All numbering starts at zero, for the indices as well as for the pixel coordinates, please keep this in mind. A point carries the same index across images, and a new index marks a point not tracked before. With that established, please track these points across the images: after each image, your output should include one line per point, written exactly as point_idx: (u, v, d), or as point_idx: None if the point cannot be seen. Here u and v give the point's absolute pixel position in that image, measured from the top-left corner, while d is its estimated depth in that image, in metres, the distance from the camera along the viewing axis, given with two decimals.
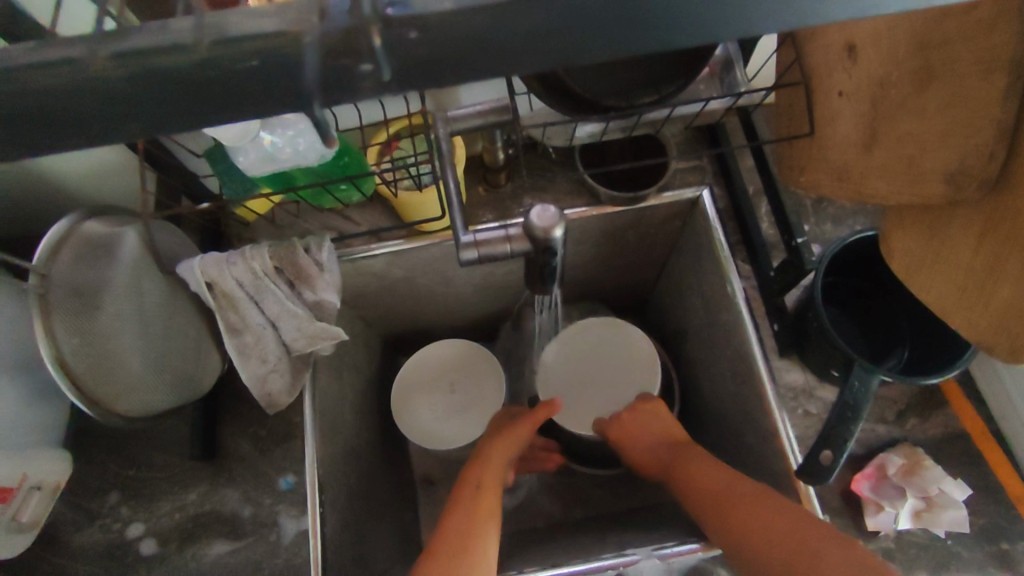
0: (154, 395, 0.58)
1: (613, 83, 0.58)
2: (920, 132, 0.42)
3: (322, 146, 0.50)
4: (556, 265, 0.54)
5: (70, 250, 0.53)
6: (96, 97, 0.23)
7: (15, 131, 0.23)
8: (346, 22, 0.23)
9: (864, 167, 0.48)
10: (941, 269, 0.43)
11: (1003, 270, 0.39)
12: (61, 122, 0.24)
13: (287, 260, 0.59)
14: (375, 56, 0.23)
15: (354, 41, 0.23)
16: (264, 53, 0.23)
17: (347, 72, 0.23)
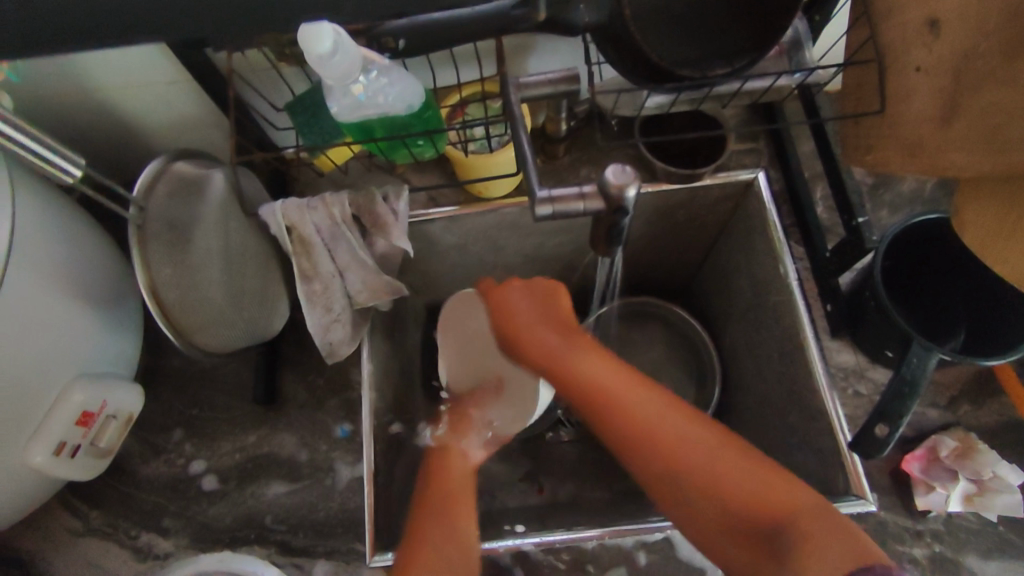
0: (229, 331, 0.61)
1: (688, 53, 0.59)
2: (1006, 102, 0.44)
3: (410, 96, 0.53)
4: (624, 225, 0.56)
5: (167, 187, 0.57)
6: None
7: None
8: None
9: (940, 141, 0.49)
10: (1019, 239, 0.44)
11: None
12: None
13: (365, 208, 0.61)
14: None
15: None
16: None
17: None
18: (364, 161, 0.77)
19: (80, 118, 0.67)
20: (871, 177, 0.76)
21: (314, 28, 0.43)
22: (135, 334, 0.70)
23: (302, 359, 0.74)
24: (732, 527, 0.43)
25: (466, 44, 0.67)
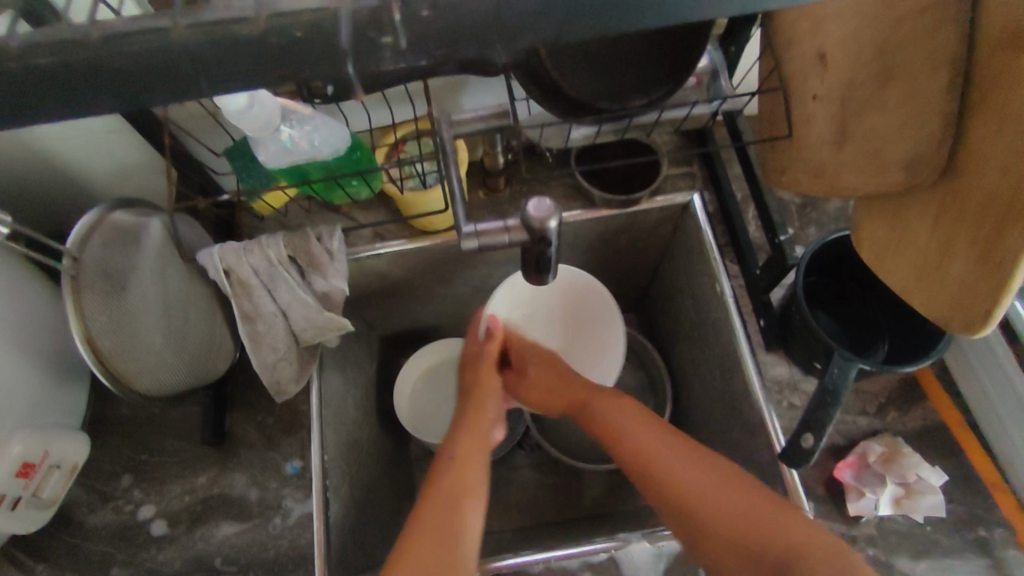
0: (169, 375, 0.61)
1: (606, 87, 0.61)
2: (882, 127, 0.46)
3: (335, 139, 0.55)
4: (551, 254, 0.58)
5: (101, 237, 0.57)
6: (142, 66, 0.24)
7: (68, 97, 0.25)
8: (374, 1, 0.24)
9: (836, 163, 0.51)
10: (904, 253, 0.47)
11: (953, 243, 0.42)
12: (101, 88, 0.25)
13: (300, 249, 0.64)
14: (395, 30, 0.24)
15: (379, 17, 0.24)
16: (307, 24, 0.24)
17: (372, 44, 0.25)
18: (309, 200, 0.79)
19: (24, 181, 0.67)
20: (798, 197, 0.80)
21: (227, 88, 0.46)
22: (79, 381, 0.70)
23: (252, 398, 0.75)
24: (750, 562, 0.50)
25: (397, 87, 0.70)
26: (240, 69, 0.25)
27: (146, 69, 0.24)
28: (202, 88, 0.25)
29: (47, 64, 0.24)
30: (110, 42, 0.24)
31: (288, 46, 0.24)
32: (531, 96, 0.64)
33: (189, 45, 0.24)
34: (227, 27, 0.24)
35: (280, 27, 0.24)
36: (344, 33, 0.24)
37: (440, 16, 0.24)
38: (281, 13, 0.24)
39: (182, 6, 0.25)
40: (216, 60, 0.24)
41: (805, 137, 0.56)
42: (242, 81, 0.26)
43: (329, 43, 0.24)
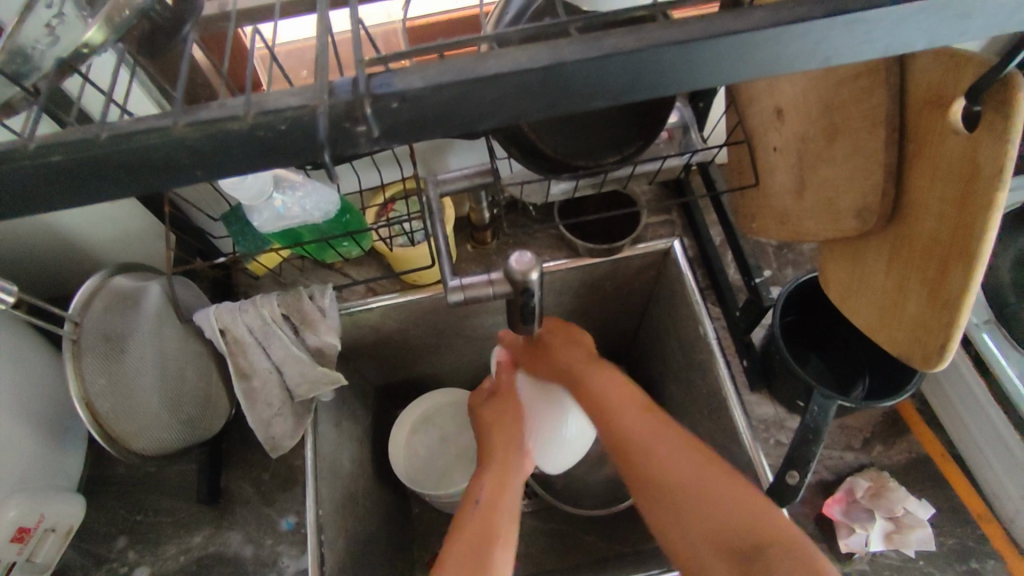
0: (166, 435, 0.63)
1: (580, 145, 0.65)
2: (833, 178, 0.49)
3: (325, 203, 0.58)
4: (535, 304, 0.61)
5: (102, 302, 0.59)
6: (146, 159, 0.27)
7: (80, 185, 0.28)
8: (350, 96, 0.27)
9: (798, 211, 0.55)
10: (866, 293, 0.50)
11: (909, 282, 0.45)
12: (111, 178, 0.28)
13: (294, 308, 0.67)
14: (368, 120, 0.27)
15: (356, 109, 0.27)
16: (290, 119, 0.27)
17: (348, 133, 0.28)
18: (303, 258, 0.82)
19: (31, 256, 0.70)
20: (773, 239, 0.83)
21: None
22: (76, 444, 0.71)
23: (248, 455, 0.76)
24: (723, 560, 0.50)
25: (385, 150, 0.74)
26: (231, 157, 0.28)
27: (151, 161, 0.28)
28: (201, 174, 0.29)
29: (63, 161, 0.27)
30: (118, 139, 0.27)
31: (273, 136, 0.27)
32: (511, 155, 0.68)
33: (191, 141, 0.27)
34: (219, 124, 0.27)
35: (268, 123, 0.27)
36: (323, 125, 0.27)
37: (407, 107, 0.27)
38: (267, 110, 0.27)
39: (181, 105, 0.28)
40: (213, 152, 0.28)
41: (769, 186, 0.60)
42: (236, 166, 0.28)
43: (310, 135, 0.27)
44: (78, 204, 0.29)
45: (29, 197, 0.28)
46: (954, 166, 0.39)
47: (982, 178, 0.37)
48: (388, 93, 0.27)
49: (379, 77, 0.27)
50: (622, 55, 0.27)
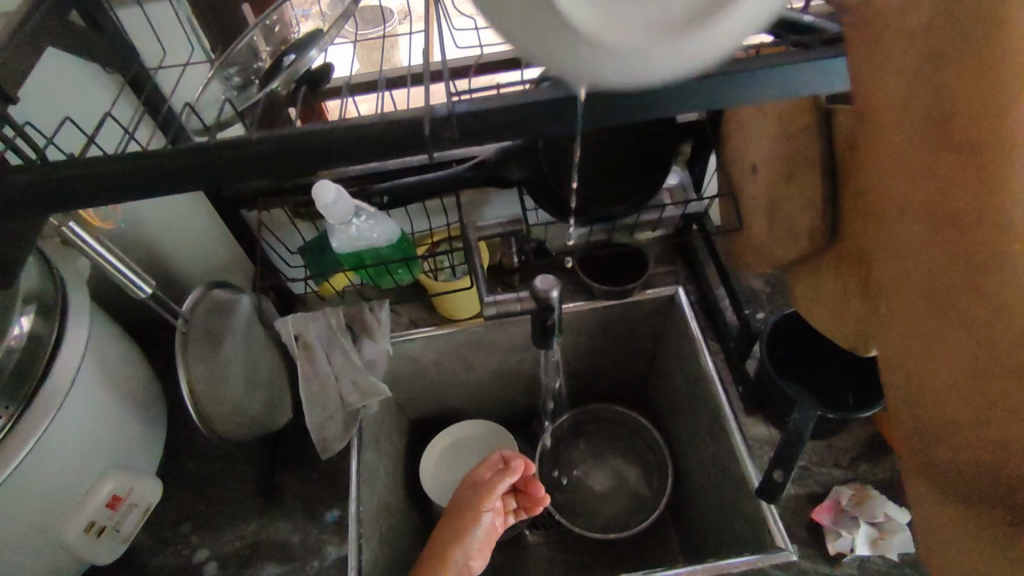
0: (240, 425, 0.74)
1: (596, 194, 0.80)
2: (795, 215, 0.62)
3: (390, 230, 0.73)
4: (555, 320, 0.74)
5: (204, 307, 0.73)
6: (312, 151, 0.43)
7: (266, 167, 0.44)
8: (444, 112, 0.43)
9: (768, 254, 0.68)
10: (835, 308, 0.63)
11: (912, 180, 0.49)
12: (286, 163, 0.44)
13: (356, 317, 0.81)
14: (455, 127, 0.43)
15: (449, 120, 0.43)
16: (405, 124, 0.43)
17: (441, 136, 0.43)
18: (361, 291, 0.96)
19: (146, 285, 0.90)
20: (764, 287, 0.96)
21: (322, 186, 0.64)
22: (158, 436, 0.83)
23: (300, 458, 0.87)
24: (977, 302, 0.45)
25: (435, 202, 0.91)
26: (363, 150, 0.44)
27: (312, 150, 0.43)
28: (342, 161, 0.44)
29: (264, 146, 0.43)
30: (297, 136, 0.43)
31: (394, 133, 0.43)
32: (538, 204, 0.83)
33: (344, 139, 0.43)
34: (361, 127, 0.43)
35: (392, 124, 0.43)
36: (427, 127, 0.43)
37: (479, 120, 0.43)
38: (392, 119, 0.43)
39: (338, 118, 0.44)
40: (354, 145, 0.43)
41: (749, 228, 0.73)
42: (367, 158, 0.44)
43: (418, 134, 0.43)
44: (261, 178, 0.45)
45: (233, 173, 0.44)
46: (959, 130, 0.45)
47: (1011, 124, 0.42)
48: (467, 112, 0.43)
49: (461, 106, 0.43)
50: (614, 94, 0.43)
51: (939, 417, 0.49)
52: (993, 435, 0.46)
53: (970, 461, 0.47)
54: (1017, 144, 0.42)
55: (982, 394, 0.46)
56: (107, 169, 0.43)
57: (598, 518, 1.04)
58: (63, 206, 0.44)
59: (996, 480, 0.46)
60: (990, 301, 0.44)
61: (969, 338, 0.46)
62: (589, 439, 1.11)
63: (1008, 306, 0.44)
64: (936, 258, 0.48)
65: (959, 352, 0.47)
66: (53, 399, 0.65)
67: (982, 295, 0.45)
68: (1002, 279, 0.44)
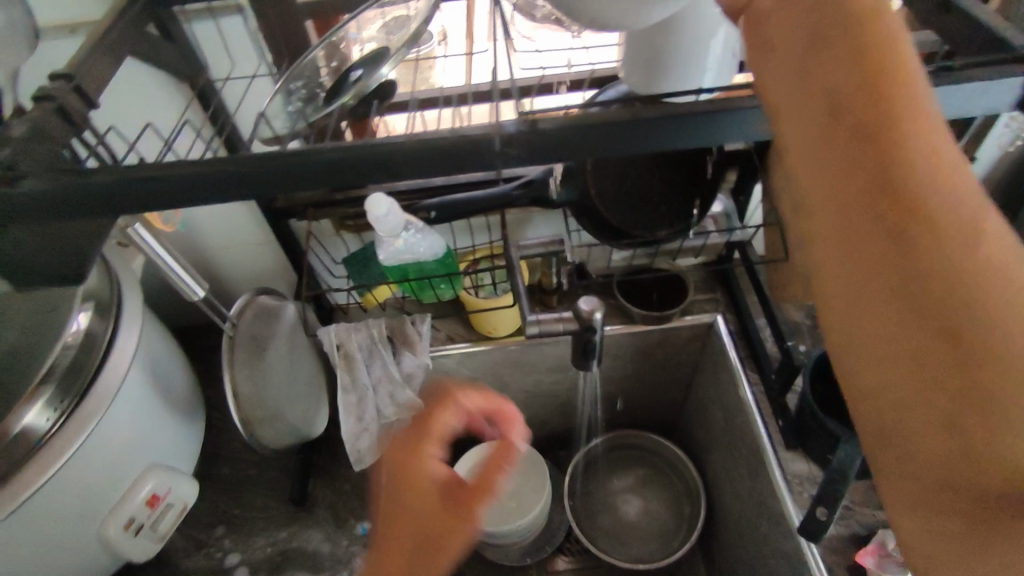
0: (279, 431, 0.75)
1: (641, 219, 0.80)
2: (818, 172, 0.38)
3: (436, 246, 0.74)
4: (597, 342, 0.74)
5: (251, 313, 0.75)
6: (380, 162, 0.44)
7: (333, 176, 0.45)
8: (512, 128, 0.43)
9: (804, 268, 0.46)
10: (862, 315, 0.38)
11: (812, 164, 0.38)
12: (353, 173, 0.44)
13: (398, 330, 0.80)
14: (521, 144, 0.43)
15: (517, 137, 0.43)
16: (473, 139, 0.43)
17: (507, 152, 0.44)
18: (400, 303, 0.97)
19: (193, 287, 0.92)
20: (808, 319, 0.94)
21: (375, 199, 0.66)
22: (197, 438, 0.84)
23: (333, 468, 0.87)
24: (947, 374, 0.35)
25: (479, 219, 0.92)
26: (429, 164, 0.44)
27: (380, 160, 0.44)
28: (408, 173, 0.45)
29: (332, 156, 0.43)
30: (366, 146, 0.44)
31: (461, 147, 0.43)
32: (583, 225, 0.83)
33: (413, 151, 0.44)
34: (429, 140, 0.44)
35: (460, 139, 0.43)
36: (495, 142, 0.43)
37: (546, 137, 0.44)
38: (460, 132, 0.44)
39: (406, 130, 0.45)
40: (421, 157, 0.44)
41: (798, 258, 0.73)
42: (432, 173, 0.45)
43: (485, 149, 0.43)
44: (327, 187, 0.46)
45: (302, 180, 0.45)
46: (855, 111, 0.36)
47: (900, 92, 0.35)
48: (534, 128, 0.43)
49: (530, 123, 0.44)
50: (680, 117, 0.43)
51: (911, 445, 0.37)
52: (981, 412, 0.34)
53: (948, 473, 0.36)
54: (919, 150, 0.35)
55: (968, 375, 0.34)
56: (181, 174, 0.43)
57: (627, 546, 1.02)
58: (137, 210, 0.45)
59: (982, 495, 0.36)
60: (948, 414, 0.35)
61: (908, 330, 0.36)
62: (620, 465, 1.10)
63: (975, 259, 0.34)
64: (867, 225, 0.36)
65: (887, 363, 0.37)
66: (105, 396, 0.67)
67: (922, 296, 0.35)
68: (937, 205, 0.35)
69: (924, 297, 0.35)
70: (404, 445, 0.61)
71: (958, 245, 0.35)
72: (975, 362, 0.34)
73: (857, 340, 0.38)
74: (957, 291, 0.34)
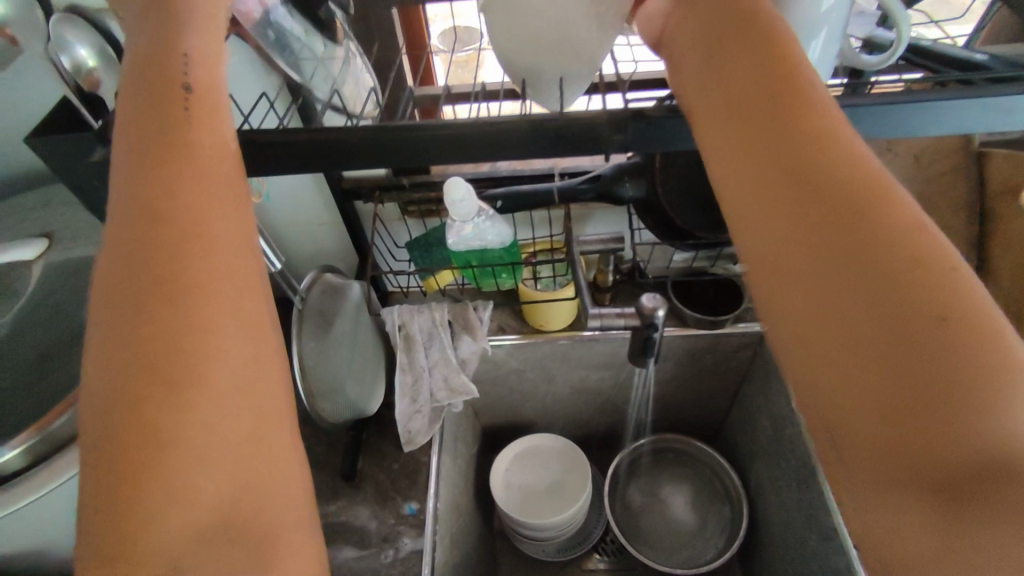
0: (337, 404, 0.76)
1: (706, 220, 0.80)
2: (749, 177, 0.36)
3: (504, 234, 0.76)
4: (656, 339, 0.74)
5: (320, 287, 0.77)
6: (488, 139, 0.47)
7: (442, 147, 0.47)
8: (620, 113, 0.47)
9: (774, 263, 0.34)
10: (812, 341, 0.32)
11: (731, 154, 0.37)
12: (462, 145, 0.47)
13: (460, 316, 0.82)
14: (625, 130, 0.46)
15: (623, 122, 0.46)
16: (579, 124, 0.47)
17: (610, 138, 0.47)
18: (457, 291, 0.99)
19: None
20: None
21: (454, 184, 0.67)
22: None
23: (383, 447, 0.89)
24: (896, 384, 0.28)
25: (541, 212, 0.93)
26: (537, 145, 0.48)
27: (489, 137, 0.47)
28: (514, 150, 0.48)
29: (447, 132, 0.47)
30: (479, 124, 0.47)
31: (568, 130, 0.47)
32: (646, 223, 0.83)
33: (521, 132, 0.47)
34: (538, 121, 0.47)
35: (569, 123, 0.47)
36: (604, 126, 0.47)
37: (650, 125, 0.46)
38: (572, 116, 0.47)
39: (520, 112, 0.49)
40: (531, 137, 0.47)
41: None
42: (540, 154, 0.48)
43: (592, 131, 0.47)
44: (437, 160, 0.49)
45: (412, 152, 0.48)
46: (780, 104, 0.36)
47: (812, 106, 0.36)
48: (639, 116, 0.46)
49: (635, 112, 0.47)
50: None
51: (855, 435, 0.29)
52: (963, 377, 0.27)
53: (891, 464, 0.28)
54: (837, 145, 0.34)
55: (917, 320, 0.29)
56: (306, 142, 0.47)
57: (664, 551, 1.01)
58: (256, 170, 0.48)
59: (947, 485, 0.27)
60: (895, 446, 0.28)
61: (863, 304, 0.30)
62: (661, 470, 1.09)
63: (913, 254, 0.30)
64: (803, 214, 0.33)
65: (834, 344, 0.30)
66: None
67: (870, 248, 0.31)
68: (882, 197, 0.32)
69: (858, 289, 0.30)
70: (141, 189, 0.34)
71: (899, 238, 0.31)
72: (938, 312, 0.28)
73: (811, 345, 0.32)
74: (893, 275, 0.30)
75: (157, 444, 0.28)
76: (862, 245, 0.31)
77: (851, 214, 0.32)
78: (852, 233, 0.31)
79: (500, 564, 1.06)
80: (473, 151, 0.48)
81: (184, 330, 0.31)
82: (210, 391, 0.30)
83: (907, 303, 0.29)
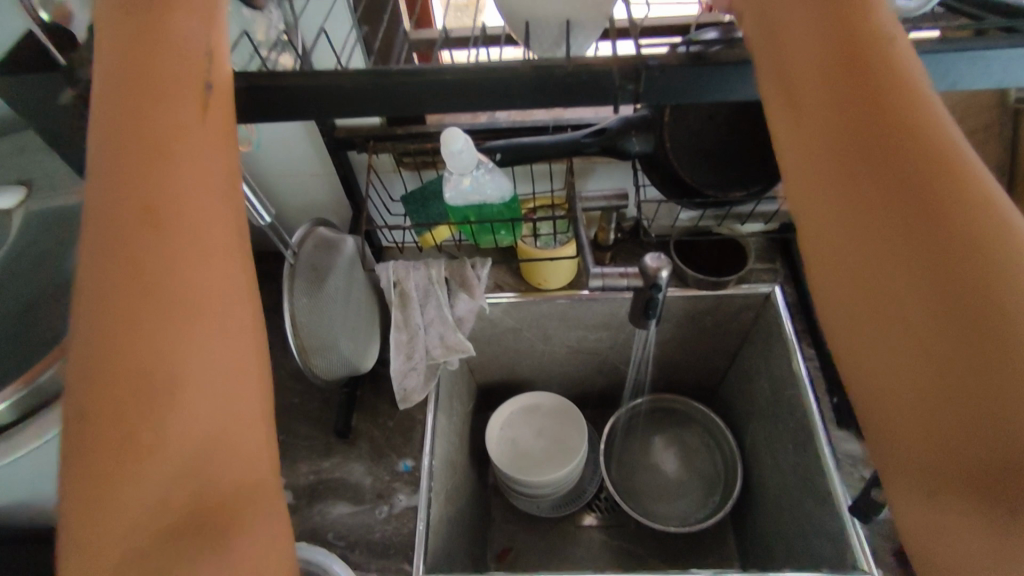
0: (333, 361, 0.75)
1: (712, 177, 0.76)
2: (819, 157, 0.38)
3: (504, 188, 0.73)
4: (659, 300, 0.72)
5: (312, 242, 0.74)
6: (492, 86, 0.44)
7: (443, 93, 0.44)
8: (634, 60, 0.43)
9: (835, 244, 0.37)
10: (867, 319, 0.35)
11: (800, 132, 0.39)
12: (464, 92, 0.44)
13: (457, 273, 0.78)
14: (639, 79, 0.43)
15: (637, 69, 0.43)
16: (590, 71, 0.43)
17: (623, 87, 0.44)
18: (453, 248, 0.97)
19: None
20: None
21: (451, 134, 0.63)
22: None
23: (378, 404, 0.88)
24: (945, 370, 0.32)
25: (541, 166, 0.89)
26: (543, 92, 0.44)
27: (493, 84, 0.44)
28: (518, 98, 0.45)
29: (449, 77, 0.44)
30: (483, 69, 0.44)
31: (577, 78, 0.43)
32: (651, 180, 0.81)
33: (527, 79, 0.43)
34: (545, 67, 0.43)
35: (578, 69, 0.43)
36: (615, 74, 0.43)
37: (664, 75, 0.43)
38: (582, 61, 0.43)
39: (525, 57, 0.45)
40: (536, 84, 0.44)
41: None
42: (545, 104, 0.45)
43: (602, 78, 0.43)
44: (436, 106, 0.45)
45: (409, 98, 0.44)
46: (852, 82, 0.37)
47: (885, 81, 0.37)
48: (654, 64, 0.43)
49: (649, 60, 0.43)
50: None
51: (895, 409, 0.34)
52: (1011, 370, 0.30)
53: (931, 439, 0.32)
54: (906, 128, 0.35)
55: (969, 324, 0.31)
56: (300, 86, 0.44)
57: (659, 509, 1.02)
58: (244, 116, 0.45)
59: (977, 467, 0.30)
60: (935, 423, 0.32)
61: (922, 297, 0.33)
62: (656, 429, 1.09)
63: (972, 250, 0.32)
64: (872, 203, 0.35)
65: (892, 327, 0.34)
66: None
67: (934, 251, 0.33)
68: (947, 189, 0.34)
69: (921, 282, 0.33)
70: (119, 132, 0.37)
71: (957, 234, 0.33)
72: (995, 311, 0.31)
73: (868, 324, 0.35)
74: (950, 274, 0.32)
75: (154, 403, 0.32)
76: (925, 238, 0.34)
77: (914, 210, 0.34)
78: (915, 227, 0.34)
79: (494, 519, 1.07)
80: (473, 99, 0.44)
81: (181, 291, 0.34)
82: (200, 347, 0.34)
83: (964, 299, 0.32)
